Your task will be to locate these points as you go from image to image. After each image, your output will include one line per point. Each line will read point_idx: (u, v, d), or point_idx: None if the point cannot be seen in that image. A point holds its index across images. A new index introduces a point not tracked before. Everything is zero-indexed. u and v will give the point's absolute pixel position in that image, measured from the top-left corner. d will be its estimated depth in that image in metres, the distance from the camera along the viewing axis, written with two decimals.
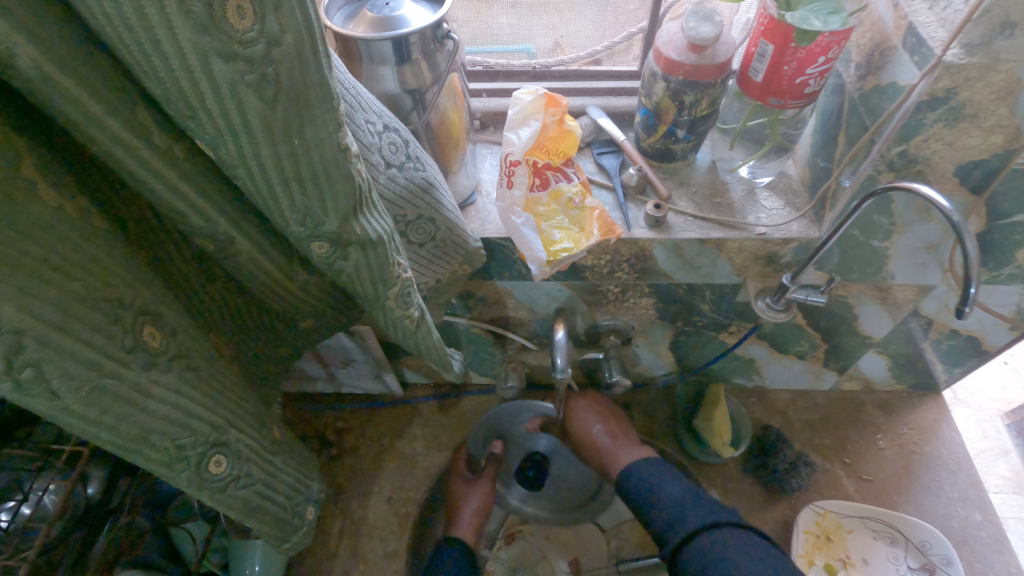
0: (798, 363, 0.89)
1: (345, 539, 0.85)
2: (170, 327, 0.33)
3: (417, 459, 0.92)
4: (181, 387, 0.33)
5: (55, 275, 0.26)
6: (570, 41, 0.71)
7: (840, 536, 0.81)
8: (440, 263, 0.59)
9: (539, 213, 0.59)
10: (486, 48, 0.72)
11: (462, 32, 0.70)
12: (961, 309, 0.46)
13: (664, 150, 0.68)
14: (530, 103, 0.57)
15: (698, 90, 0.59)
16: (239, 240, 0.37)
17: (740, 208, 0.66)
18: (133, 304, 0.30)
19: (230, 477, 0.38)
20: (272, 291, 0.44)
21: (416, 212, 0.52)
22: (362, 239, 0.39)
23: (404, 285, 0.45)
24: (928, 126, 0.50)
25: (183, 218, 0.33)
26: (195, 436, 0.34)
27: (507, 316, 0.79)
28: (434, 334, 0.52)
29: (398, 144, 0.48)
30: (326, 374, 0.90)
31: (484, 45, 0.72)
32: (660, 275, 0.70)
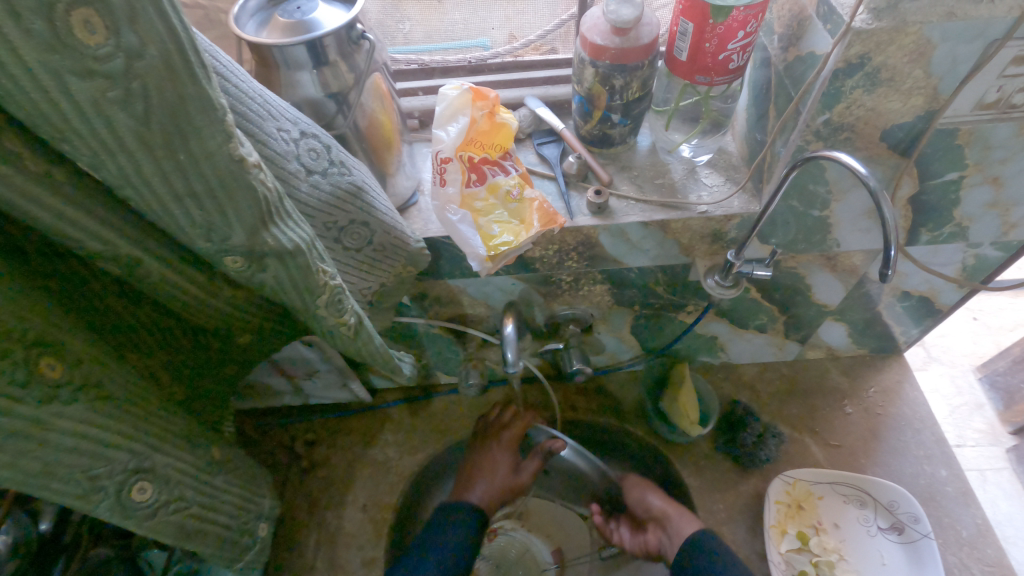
0: (760, 337, 0.90)
1: (321, 551, 0.84)
2: (78, 356, 0.32)
3: (390, 464, 0.91)
4: (91, 418, 0.33)
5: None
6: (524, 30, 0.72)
7: (811, 503, 0.82)
8: (382, 266, 0.59)
9: (477, 208, 0.58)
10: (443, 45, 0.72)
11: (417, 32, 0.70)
12: (885, 272, 0.46)
13: (603, 136, 0.67)
14: (457, 98, 0.57)
15: (627, 73, 0.59)
16: (147, 261, 0.36)
17: (682, 188, 0.66)
18: (25, 336, 0.29)
19: (159, 502, 0.37)
20: (197, 308, 0.43)
21: (347, 217, 0.51)
22: (278, 251, 0.38)
23: (334, 293, 0.45)
24: (847, 93, 0.50)
25: (79, 243, 0.32)
26: (110, 465, 0.34)
27: (465, 313, 0.78)
28: (376, 339, 0.52)
29: (318, 150, 0.47)
30: (291, 387, 0.89)
31: (440, 43, 0.72)
32: (609, 261, 0.70)
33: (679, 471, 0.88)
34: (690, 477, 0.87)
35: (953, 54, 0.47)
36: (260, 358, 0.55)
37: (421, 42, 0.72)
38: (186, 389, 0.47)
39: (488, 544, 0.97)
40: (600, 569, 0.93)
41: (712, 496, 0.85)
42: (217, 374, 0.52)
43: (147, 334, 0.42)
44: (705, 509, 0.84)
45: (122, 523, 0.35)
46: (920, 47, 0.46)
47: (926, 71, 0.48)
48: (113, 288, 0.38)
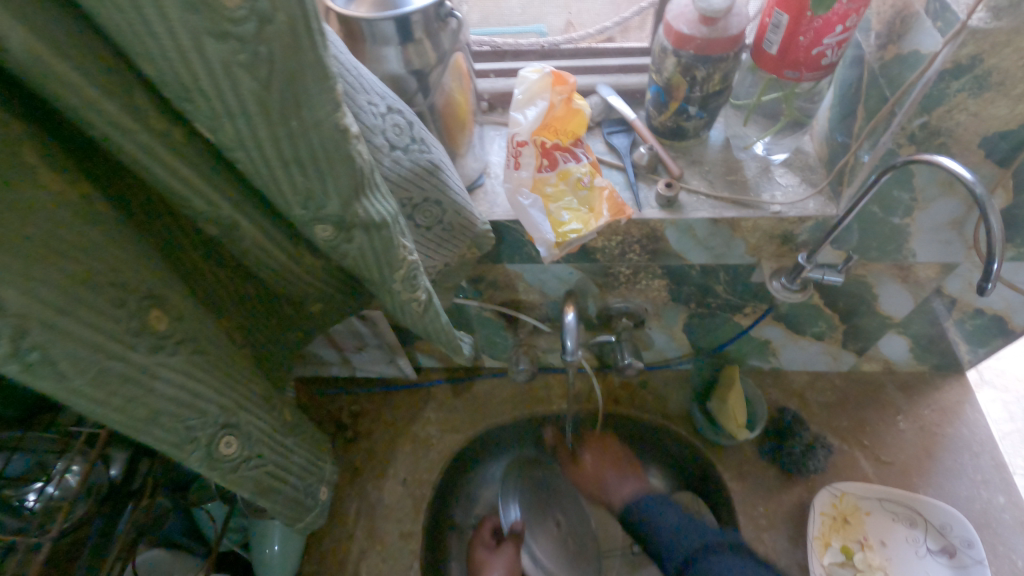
0: (816, 345, 0.87)
1: (360, 520, 0.86)
2: (182, 311, 0.34)
3: (431, 442, 0.93)
4: (190, 371, 0.34)
5: (62, 257, 0.27)
6: (581, 19, 0.70)
7: (858, 518, 0.80)
8: (449, 246, 0.59)
9: (547, 193, 0.58)
10: (501, 28, 0.71)
11: (474, 13, 0.69)
12: (984, 285, 0.44)
13: (676, 128, 0.66)
14: (537, 82, 0.56)
15: (711, 64, 0.57)
16: (244, 224, 0.37)
17: (754, 185, 0.65)
18: (139, 289, 0.31)
19: (241, 457, 0.39)
20: (279, 274, 0.44)
21: (422, 195, 0.52)
22: (366, 222, 0.39)
23: (410, 268, 0.45)
24: (951, 96, 0.48)
25: (188, 203, 0.34)
26: (204, 418, 0.35)
27: (519, 299, 0.78)
28: (442, 317, 0.52)
29: (402, 126, 0.48)
30: (340, 359, 0.91)
31: (495, 26, 0.71)
32: (672, 256, 0.69)
33: (720, 474, 0.87)
34: (732, 481, 0.86)
35: None
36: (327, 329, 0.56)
37: (478, 24, 0.71)
38: (260, 351, 0.49)
39: None
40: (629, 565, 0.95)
41: (754, 501, 0.84)
42: (290, 341, 0.54)
43: (233, 294, 0.43)
44: (745, 514, 0.83)
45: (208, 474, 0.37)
46: None
47: None
48: (208, 249, 0.39)
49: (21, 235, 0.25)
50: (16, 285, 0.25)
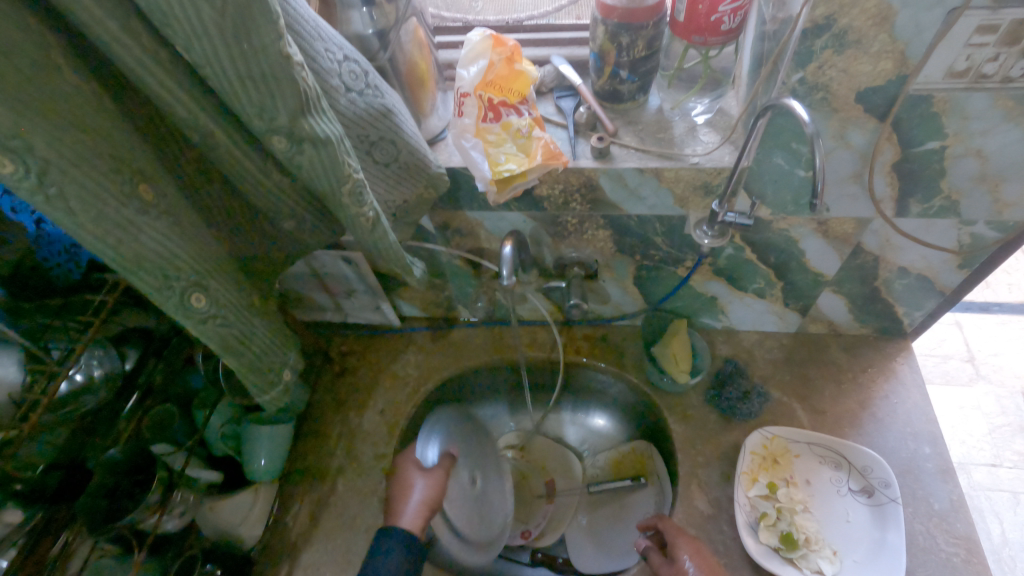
0: (760, 302, 0.95)
1: (341, 441, 0.97)
2: (163, 187, 0.46)
3: (409, 378, 1.04)
4: (170, 235, 0.46)
5: (75, 126, 0.38)
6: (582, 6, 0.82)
7: (787, 459, 0.87)
8: (406, 184, 0.70)
9: (489, 139, 0.69)
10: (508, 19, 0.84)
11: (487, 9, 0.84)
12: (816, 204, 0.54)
13: (613, 91, 0.75)
14: (479, 43, 0.67)
15: (633, 31, 0.66)
16: (217, 134, 0.48)
17: (679, 141, 0.73)
18: (128, 164, 0.42)
19: (211, 313, 0.50)
20: (252, 185, 0.56)
21: (377, 134, 0.62)
22: (312, 137, 0.50)
23: (356, 185, 0.56)
24: (818, 52, 0.56)
25: (172, 109, 0.45)
26: (179, 273, 0.47)
27: (482, 246, 0.89)
28: (389, 236, 0.63)
29: (357, 73, 0.59)
30: (333, 303, 1.04)
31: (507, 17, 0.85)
32: (610, 206, 0.78)
33: (666, 417, 0.95)
34: (675, 423, 0.94)
35: (915, 21, 0.52)
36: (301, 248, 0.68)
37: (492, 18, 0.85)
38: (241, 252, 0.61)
39: None
40: (588, 503, 1.05)
41: (695, 441, 0.92)
42: (272, 252, 0.65)
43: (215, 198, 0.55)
44: (684, 452, 0.91)
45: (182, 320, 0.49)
46: (883, 12, 0.52)
47: (891, 36, 0.54)
48: (191, 154, 0.51)
49: (44, 105, 0.36)
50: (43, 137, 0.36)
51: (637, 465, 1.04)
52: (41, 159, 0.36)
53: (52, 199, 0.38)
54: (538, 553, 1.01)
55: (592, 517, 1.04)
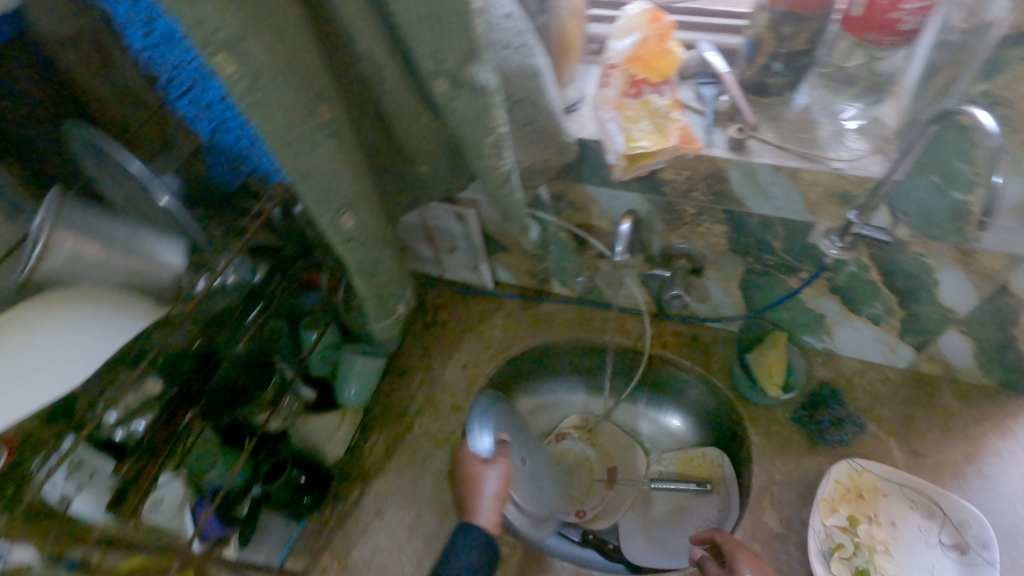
0: (872, 330, 0.89)
1: (422, 387, 1.02)
2: (338, 110, 0.50)
3: (493, 340, 1.07)
4: (336, 156, 0.50)
5: (285, 38, 0.42)
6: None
7: (874, 495, 0.83)
8: (536, 148, 0.71)
9: (627, 114, 0.69)
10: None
11: None
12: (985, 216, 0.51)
13: (760, 83, 0.73)
14: (636, 16, 0.67)
15: (798, 22, 0.64)
16: (388, 69, 0.52)
17: (823, 144, 0.70)
18: (316, 85, 0.47)
19: (351, 235, 0.54)
20: (403, 125, 0.59)
21: (521, 93, 0.64)
22: (473, 84, 0.53)
23: (498, 138, 0.58)
24: (1013, 63, 0.53)
25: (356, 39, 0.49)
26: (339, 194, 0.51)
27: (591, 223, 0.89)
28: (515, 193, 0.65)
29: (515, 31, 0.61)
30: (434, 257, 1.09)
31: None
32: (734, 201, 0.76)
33: (747, 427, 0.92)
34: (756, 435, 0.91)
35: None
36: (428, 199, 0.72)
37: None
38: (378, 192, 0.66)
39: (556, 444, 1.12)
40: (645, 498, 1.05)
41: (775, 456, 0.89)
42: (401, 194, 0.69)
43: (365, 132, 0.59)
44: (761, 466, 0.88)
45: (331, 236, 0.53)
46: None
47: None
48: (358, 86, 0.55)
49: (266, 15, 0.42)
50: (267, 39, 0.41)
51: (706, 471, 1.01)
52: (257, 64, 0.40)
53: (258, 102, 0.42)
54: (589, 535, 1.02)
55: (647, 511, 1.03)
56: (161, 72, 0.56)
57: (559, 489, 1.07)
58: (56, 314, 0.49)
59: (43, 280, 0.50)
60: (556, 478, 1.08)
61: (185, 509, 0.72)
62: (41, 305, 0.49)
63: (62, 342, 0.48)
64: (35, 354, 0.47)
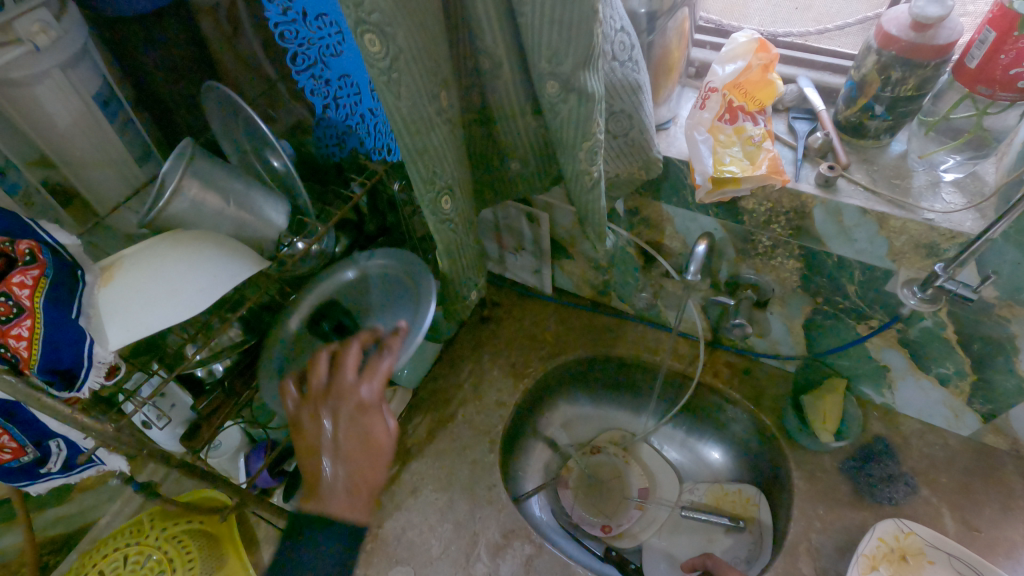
0: (938, 391, 0.87)
1: (470, 377, 1.05)
2: (454, 98, 0.53)
3: (545, 343, 1.09)
4: (447, 142, 0.53)
5: (424, 23, 0.46)
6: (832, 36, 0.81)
7: (919, 560, 0.80)
8: (623, 160, 0.73)
9: (719, 139, 0.70)
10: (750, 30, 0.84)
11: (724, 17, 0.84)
12: None
13: (858, 125, 0.72)
14: (743, 45, 0.68)
15: (909, 68, 0.64)
16: (505, 67, 0.55)
17: (916, 193, 0.69)
18: (441, 74, 0.50)
19: (447, 218, 0.57)
20: (506, 122, 0.62)
21: (621, 105, 0.67)
22: (583, 91, 0.55)
23: (595, 145, 0.60)
24: None
25: (483, 35, 0.52)
26: (443, 176, 0.54)
27: (662, 242, 0.90)
28: (601, 201, 0.67)
29: (626, 45, 0.63)
30: (499, 255, 1.12)
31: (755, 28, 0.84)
32: (813, 238, 0.76)
33: (791, 470, 0.91)
34: (800, 479, 0.89)
35: None
36: (511, 196, 0.75)
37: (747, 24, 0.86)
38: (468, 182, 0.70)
39: (590, 456, 1.13)
40: (674, 523, 1.04)
41: (817, 504, 0.87)
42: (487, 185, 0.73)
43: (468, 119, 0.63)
44: (801, 510, 0.86)
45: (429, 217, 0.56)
46: None
47: None
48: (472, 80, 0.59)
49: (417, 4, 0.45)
50: (411, 28, 0.45)
51: (742, 508, 0.99)
52: (398, 46, 0.44)
53: (391, 81, 0.46)
54: (612, 551, 1.00)
55: (674, 539, 1.02)
56: (291, 48, 0.58)
57: (590, 501, 1.09)
58: (182, 255, 0.53)
59: (167, 220, 0.53)
60: (588, 490, 1.10)
61: (239, 456, 0.84)
62: (171, 242, 0.54)
63: (182, 277, 0.52)
64: (163, 281, 0.52)
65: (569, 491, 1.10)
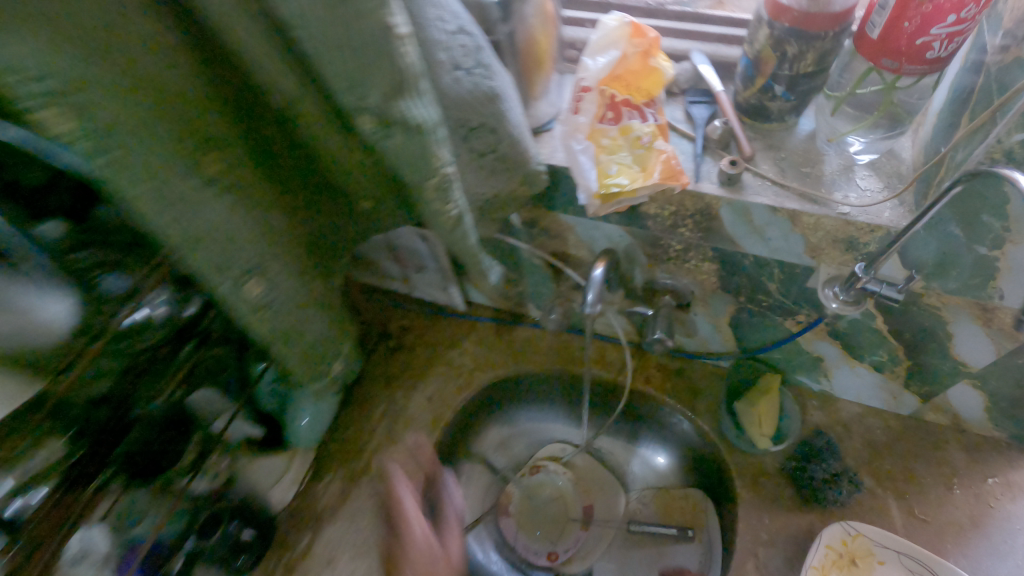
0: (874, 376, 0.81)
1: (383, 420, 0.94)
2: (223, 166, 0.41)
3: (463, 369, 0.99)
4: (227, 215, 0.42)
5: (141, 81, 0.34)
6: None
7: (867, 563, 0.75)
8: (499, 178, 0.62)
9: (603, 144, 0.59)
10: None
11: None
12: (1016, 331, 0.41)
13: (758, 107, 0.63)
14: (615, 30, 0.56)
15: (805, 41, 0.54)
16: (305, 103, 0.43)
17: (829, 182, 0.61)
18: (197, 135, 0.39)
19: (262, 301, 0.47)
20: (334, 161, 0.50)
21: (479, 120, 0.55)
22: (405, 122, 0.43)
23: (444, 179, 0.49)
24: None
25: (254, 69, 0.40)
26: (234, 256, 0.43)
27: (567, 252, 0.80)
28: (472, 238, 0.56)
29: (468, 48, 0.51)
30: (401, 274, 1.00)
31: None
32: (725, 239, 0.67)
33: (733, 478, 0.84)
34: (742, 487, 0.83)
35: None
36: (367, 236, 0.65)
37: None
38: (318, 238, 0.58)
39: (530, 477, 1.06)
40: (625, 540, 0.97)
41: (762, 514, 0.81)
42: (329, 255, 0.60)
43: (284, 198, 0.51)
44: (746, 523, 0.80)
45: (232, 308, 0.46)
46: None
47: None
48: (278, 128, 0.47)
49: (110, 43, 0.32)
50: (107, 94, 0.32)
51: (693, 517, 0.93)
52: None
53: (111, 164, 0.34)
54: None
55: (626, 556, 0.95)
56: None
57: (533, 527, 1.02)
58: None
59: None
60: (530, 514, 1.04)
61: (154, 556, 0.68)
62: None
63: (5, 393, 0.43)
64: None
65: (511, 518, 1.03)
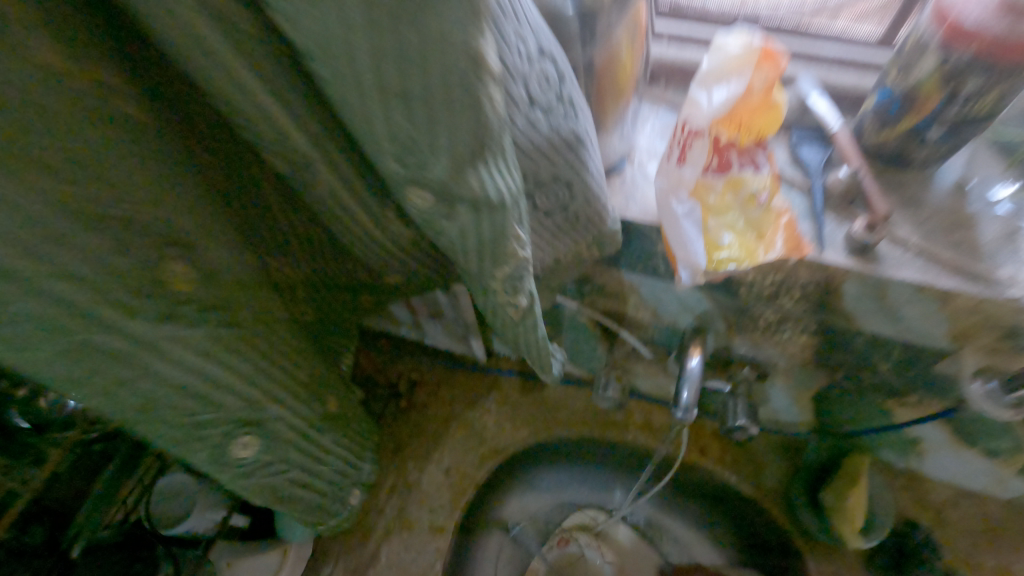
0: (982, 461, 0.68)
1: (392, 497, 0.80)
2: (194, 261, 0.28)
3: (485, 435, 0.86)
4: (208, 360, 0.31)
5: (41, 185, 0.21)
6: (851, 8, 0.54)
7: None
8: (565, 240, 0.48)
9: (709, 203, 0.45)
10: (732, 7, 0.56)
11: None
12: None
13: (897, 153, 0.50)
14: (738, 56, 0.43)
15: (993, 75, 0.40)
16: (323, 165, 0.28)
17: (991, 254, 0.47)
18: (160, 253, 0.26)
19: (251, 457, 0.38)
20: (356, 232, 0.36)
21: (552, 172, 0.40)
22: (476, 199, 0.28)
23: (519, 266, 0.35)
24: None
25: (238, 119, 0.25)
26: (217, 412, 0.33)
27: (624, 312, 0.66)
28: (541, 330, 0.41)
29: (550, 78, 0.36)
30: (411, 322, 0.84)
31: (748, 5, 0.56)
32: (839, 314, 0.53)
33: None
34: None
35: None
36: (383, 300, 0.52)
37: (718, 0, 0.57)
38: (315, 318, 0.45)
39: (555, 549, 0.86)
40: None
41: None
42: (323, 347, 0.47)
43: (273, 289, 0.37)
44: None
45: (196, 454, 0.34)
46: None
47: None
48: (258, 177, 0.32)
49: None
50: None
51: None
52: None
53: None
54: None
55: None
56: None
57: None
58: None
59: None
60: None
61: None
62: None
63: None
64: None
65: None
